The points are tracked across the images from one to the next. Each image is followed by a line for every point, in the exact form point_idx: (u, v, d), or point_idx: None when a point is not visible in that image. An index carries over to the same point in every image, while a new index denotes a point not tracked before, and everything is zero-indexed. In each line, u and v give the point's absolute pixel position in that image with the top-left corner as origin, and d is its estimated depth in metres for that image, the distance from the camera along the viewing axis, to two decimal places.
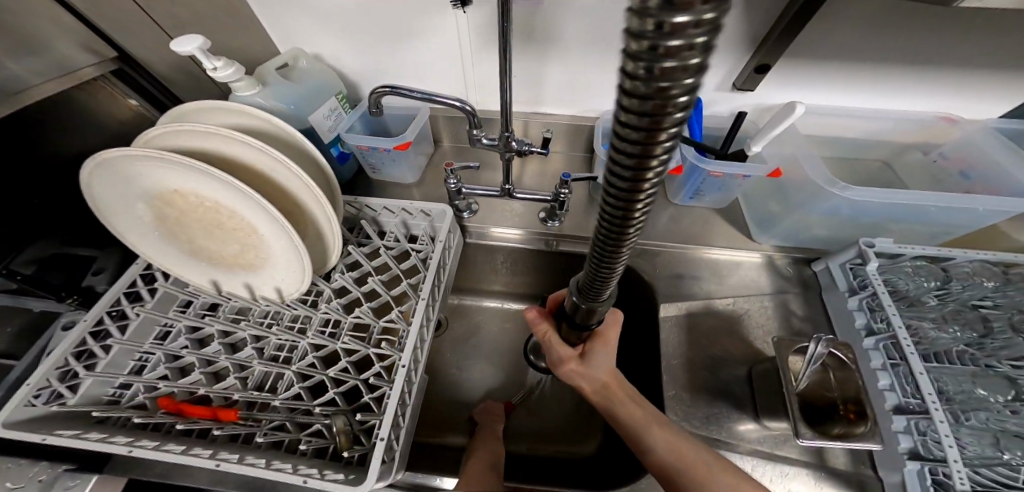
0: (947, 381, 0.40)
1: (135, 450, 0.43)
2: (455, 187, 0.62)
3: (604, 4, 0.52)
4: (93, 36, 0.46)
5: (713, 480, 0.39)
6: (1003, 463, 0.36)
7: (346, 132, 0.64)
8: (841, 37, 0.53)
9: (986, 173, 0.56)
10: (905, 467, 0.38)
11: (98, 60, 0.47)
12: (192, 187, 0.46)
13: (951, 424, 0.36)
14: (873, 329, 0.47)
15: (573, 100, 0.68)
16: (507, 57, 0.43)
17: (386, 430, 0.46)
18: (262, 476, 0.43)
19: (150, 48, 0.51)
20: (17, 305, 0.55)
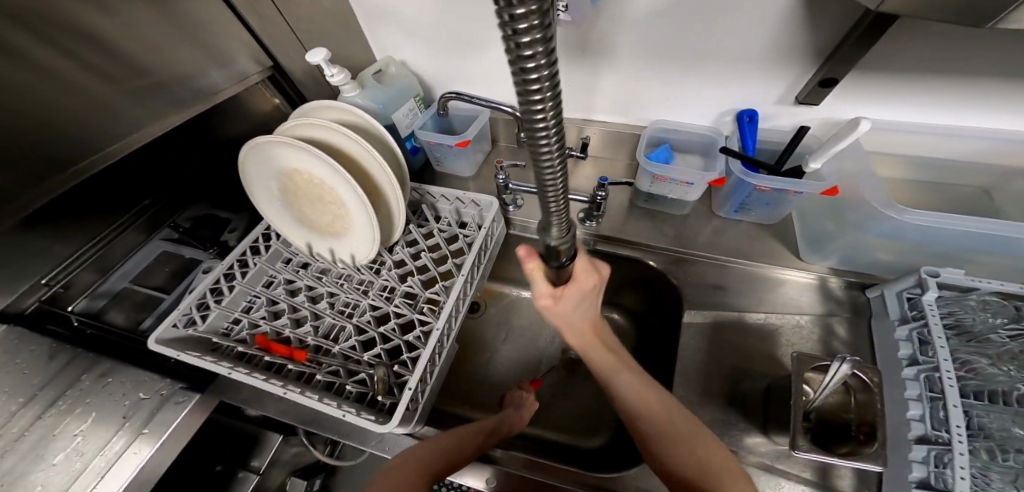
0: (992, 418, 0.37)
1: (234, 373, 0.57)
2: (503, 183, 0.68)
3: (658, 20, 0.54)
4: (259, 50, 0.62)
5: (674, 425, 0.44)
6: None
7: (418, 129, 0.76)
8: (922, 50, 0.48)
9: None
10: None
11: (260, 69, 0.64)
12: (305, 169, 0.60)
13: (975, 459, 0.35)
14: (917, 360, 0.44)
15: (623, 110, 0.70)
16: None
17: (414, 383, 0.55)
18: (314, 407, 0.54)
19: (291, 58, 0.67)
20: (176, 251, 0.74)
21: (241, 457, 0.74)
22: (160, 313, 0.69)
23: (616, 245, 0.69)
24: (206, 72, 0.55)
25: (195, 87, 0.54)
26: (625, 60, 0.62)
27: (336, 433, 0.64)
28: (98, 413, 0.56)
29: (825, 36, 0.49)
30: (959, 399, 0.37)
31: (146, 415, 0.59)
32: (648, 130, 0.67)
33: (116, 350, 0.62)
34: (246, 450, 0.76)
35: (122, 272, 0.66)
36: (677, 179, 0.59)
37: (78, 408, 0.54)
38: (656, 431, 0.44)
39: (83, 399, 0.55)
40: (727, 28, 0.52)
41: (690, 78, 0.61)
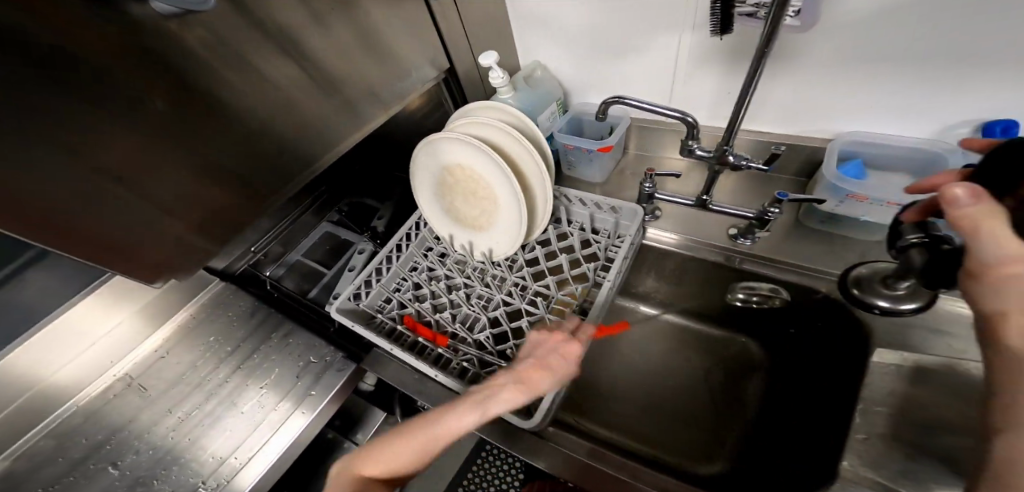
0: None
1: (395, 349, 0.62)
2: (649, 191, 0.66)
3: (874, 18, 0.48)
4: (439, 56, 0.69)
5: None
6: None
7: (557, 132, 0.78)
8: None
9: None
10: None
11: (436, 74, 0.70)
12: (469, 164, 0.66)
13: None
14: None
15: (793, 119, 0.64)
16: (754, 79, 0.46)
17: (558, 383, 0.54)
18: (462, 390, 0.57)
19: (461, 65, 0.74)
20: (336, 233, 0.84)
21: (348, 429, 0.80)
22: (323, 286, 0.77)
23: (782, 267, 0.60)
24: (409, 74, 0.64)
25: (400, 94, 0.63)
26: (814, 65, 0.56)
27: None
28: (279, 371, 0.63)
29: None
30: None
31: (312, 376, 0.64)
32: (832, 147, 0.60)
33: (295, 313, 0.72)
34: (352, 422, 0.81)
35: (299, 248, 0.79)
36: (882, 200, 0.52)
37: (265, 364, 0.64)
38: None
39: (273, 354, 0.65)
40: (976, 25, 0.44)
41: (904, 82, 0.53)
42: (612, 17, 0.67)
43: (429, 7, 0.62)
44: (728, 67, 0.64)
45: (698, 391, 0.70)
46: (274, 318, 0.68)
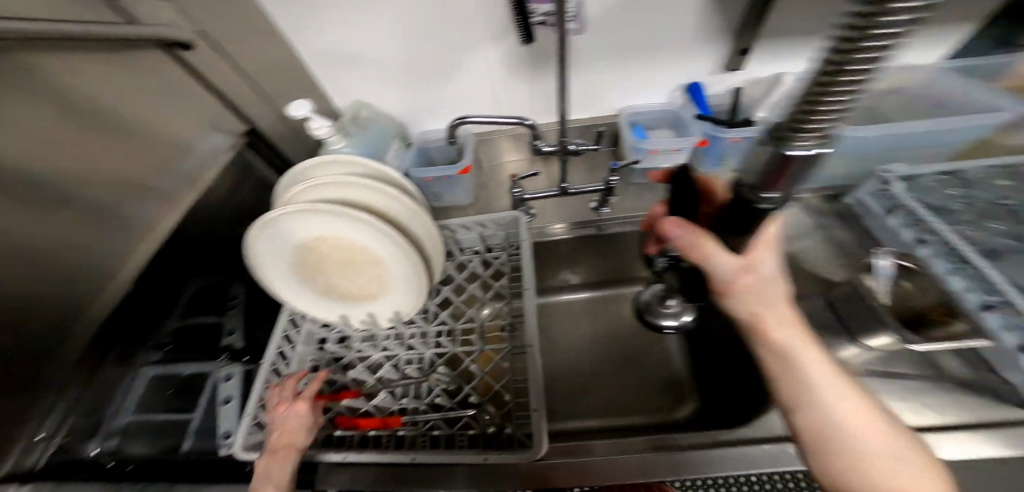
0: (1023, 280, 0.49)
1: (348, 456, 0.52)
2: (520, 195, 0.71)
3: (608, 22, 0.65)
4: (221, 112, 0.55)
5: (864, 447, 0.35)
6: None
7: (409, 168, 0.75)
8: (798, 18, 0.64)
9: (953, 102, 0.67)
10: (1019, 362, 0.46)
11: (226, 136, 0.57)
12: (331, 231, 0.56)
13: None
14: (924, 243, 0.57)
15: (592, 105, 0.80)
16: (564, 81, 0.52)
17: (537, 401, 0.52)
18: (449, 459, 0.50)
19: (260, 117, 0.61)
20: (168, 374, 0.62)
21: None
22: (194, 433, 0.56)
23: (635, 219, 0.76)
24: (193, 144, 0.51)
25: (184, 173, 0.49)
26: (585, 63, 0.71)
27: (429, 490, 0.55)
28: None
29: (735, 14, 0.64)
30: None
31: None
32: (625, 114, 0.78)
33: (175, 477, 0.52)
34: None
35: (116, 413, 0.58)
36: (669, 150, 0.71)
37: None
38: (847, 446, 0.35)
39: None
40: (662, 18, 0.65)
41: (639, 64, 0.72)
42: (415, 44, 0.67)
43: (183, 61, 0.48)
44: (535, 73, 0.73)
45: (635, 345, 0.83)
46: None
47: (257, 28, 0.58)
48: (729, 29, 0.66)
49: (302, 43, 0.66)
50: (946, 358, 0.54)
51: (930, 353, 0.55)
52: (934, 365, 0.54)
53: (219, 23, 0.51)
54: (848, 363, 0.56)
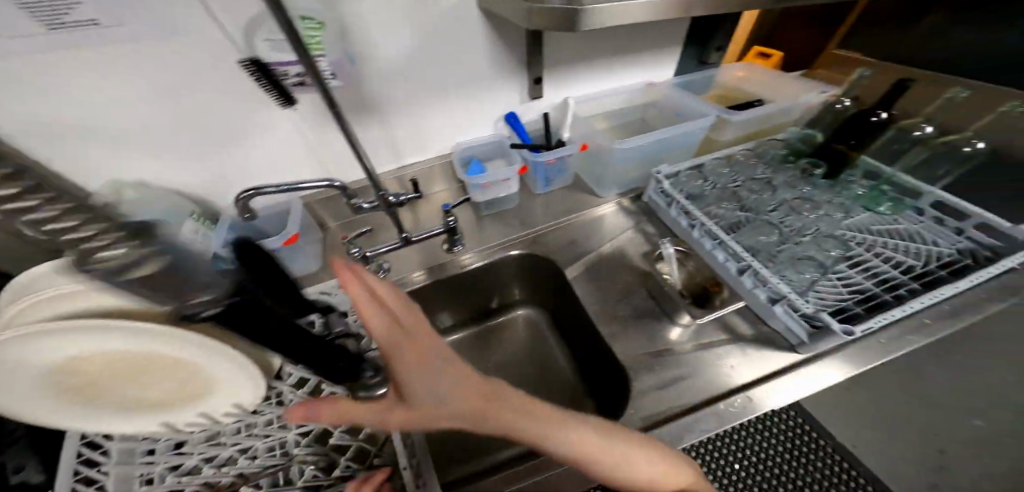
0: (754, 242, 0.65)
1: None
2: (359, 253, 0.70)
3: (408, 67, 0.65)
4: None
5: (602, 459, 0.38)
6: (792, 280, 0.59)
7: (223, 247, 0.64)
8: (565, 48, 0.77)
9: (686, 110, 0.85)
10: (772, 311, 0.58)
11: None
12: (99, 348, 0.42)
13: (768, 267, 0.60)
14: (695, 226, 0.70)
15: (423, 147, 0.81)
16: (350, 135, 0.46)
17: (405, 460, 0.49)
18: None
19: None
20: None
21: None
22: None
23: (493, 248, 0.81)
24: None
25: None
26: (395, 108, 0.71)
27: None
28: None
29: (517, 49, 0.73)
30: (757, 263, 0.60)
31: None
32: (457, 149, 0.83)
33: None
34: None
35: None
36: (498, 179, 0.79)
37: None
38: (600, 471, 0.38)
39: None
40: (455, 59, 0.69)
41: (448, 105, 0.76)
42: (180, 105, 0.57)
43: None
44: (351, 122, 0.69)
45: (518, 368, 0.85)
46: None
47: None
48: (517, 61, 0.75)
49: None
50: (734, 318, 0.64)
51: (726, 317, 0.65)
52: (729, 327, 0.64)
53: None
54: (678, 343, 0.63)
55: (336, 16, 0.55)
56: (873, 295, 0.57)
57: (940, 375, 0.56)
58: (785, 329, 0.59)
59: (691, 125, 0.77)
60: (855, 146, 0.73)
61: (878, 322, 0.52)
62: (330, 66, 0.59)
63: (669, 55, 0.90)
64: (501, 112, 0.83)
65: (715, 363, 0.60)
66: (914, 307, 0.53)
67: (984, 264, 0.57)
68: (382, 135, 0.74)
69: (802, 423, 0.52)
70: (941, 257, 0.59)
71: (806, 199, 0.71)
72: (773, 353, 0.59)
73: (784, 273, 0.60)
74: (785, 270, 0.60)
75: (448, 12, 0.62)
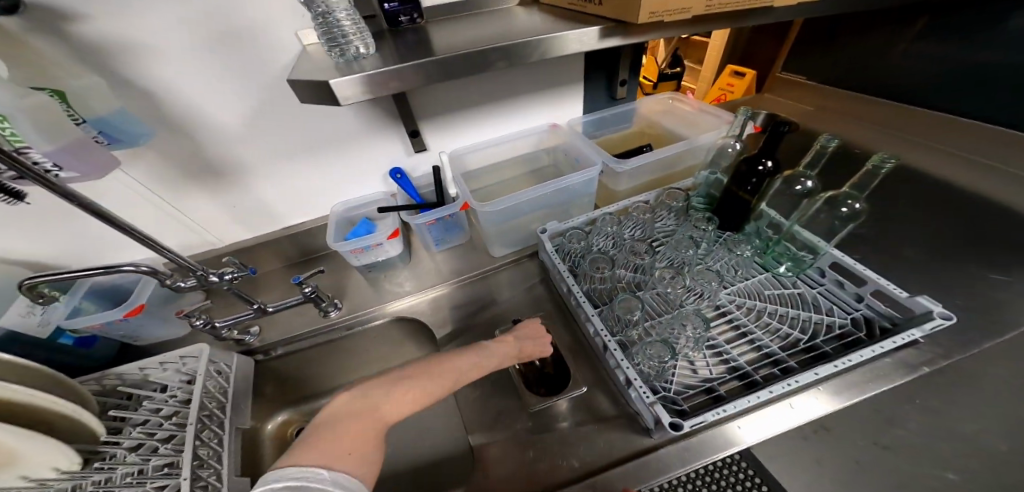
0: (619, 312, 0.57)
1: None
2: (206, 325, 0.65)
3: (253, 131, 0.62)
4: None
5: None
6: (651, 362, 0.51)
7: (64, 319, 0.61)
8: (443, 95, 0.69)
9: (579, 157, 0.76)
10: (630, 396, 0.50)
11: None
12: None
13: (622, 351, 0.52)
14: (568, 291, 0.62)
15: (305, 205, 0.77)
16: (105, 213, 0.42)
17: None
18: None
19: None
20: None
21: None
22: None
23: (370, 311, 0.76)
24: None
25: None
26: (257, 170, 0.68)
27: None
28: None
29: (386, 105, 0.67)
30: (612, 342, 0.52)
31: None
32: (335, 213, 0.77)
33: None
34: None
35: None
36: (370, 244, 0.72)
37: None
38: None
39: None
40: (310, 119, 0.64)
41: (318, 164, 0.72)
42: None
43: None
44: (209, 187, 0.66)
45: None
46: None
47: None
48: (389, 117, 0.69)
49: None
50: (596, 395, 0.56)
51: (584, 393, 0.57)
52: (600, 409, 0.55)
53: None
54: (544, 428, 0.54)
55: (38, 102, 0.42)
56: (744, 374, 0.49)
57: (919, 426, 0.46)
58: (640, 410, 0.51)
59: (576, 179, 0.70)
60: (752, 192, 0.61)
61: (718, 412, 0.44)
62: (48, 158, 0.44)
63: (573, 96, 0.80)
64: (385, 168, 0.78)
65: (575, 449, 0.51)
66: (772, 391, 0.44)
67: (874, 339, 0.48)
68: (249, 198, 0.71)
69: (752, 475, 0.45)
70: (831, 328, 0.51)
71: (701, 251, 0.62)
72: (627, 437, 0.50)
73: (641, 355, 0.52)
74: (643, 351, 0.52)
75: (275, 77, 0.58)
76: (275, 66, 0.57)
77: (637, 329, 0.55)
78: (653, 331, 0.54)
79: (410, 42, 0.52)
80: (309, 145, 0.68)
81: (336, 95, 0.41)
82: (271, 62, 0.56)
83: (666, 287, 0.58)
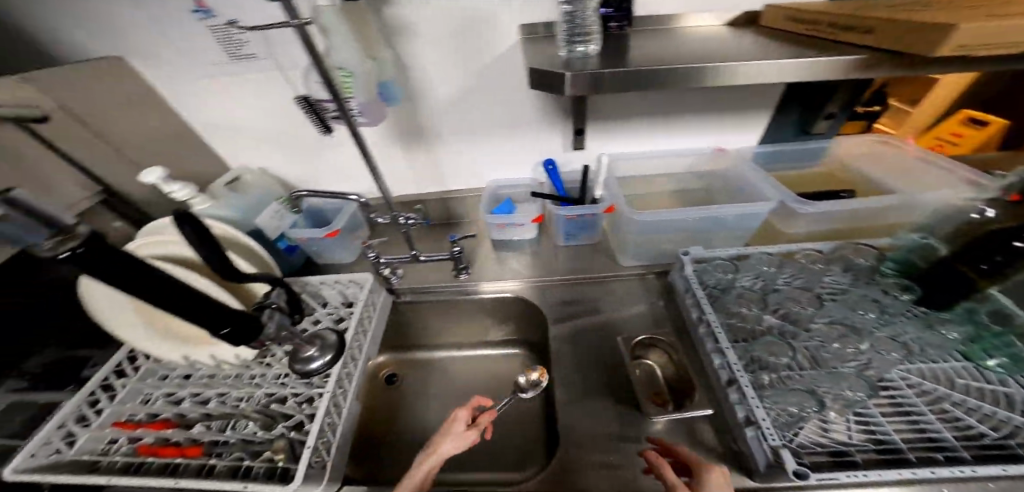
0: (760, 354, 0.52)
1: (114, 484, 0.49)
2: (375, 259, 0.80)
3: (452, 107, 0.74)
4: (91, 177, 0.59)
5: None
6: (793, 413, 0.46)
7: (288, 229, 0.79)
8: (617, 104, 0.72)
9: (749, 187, 0.72)
10: (747, 435, 0.47)
11: (89, 193, 0.58)
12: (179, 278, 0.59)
13: (757, 392, 0.48)
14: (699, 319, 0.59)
15: (465, 177, 0.88)
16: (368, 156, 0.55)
17: (313, 438, 0.53)
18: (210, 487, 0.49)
19: (133, 181, 0.64)
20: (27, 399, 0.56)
21: None
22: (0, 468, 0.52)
23: (495, 283, 0.83)
24: (50, 193, 0.53)
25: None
26: (442, 138, 0.80)
27: None
28: None
29: (561, 102, 0.73)
30: (746, 380, 0.49)
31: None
32: (488, 189, 0.87)
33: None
34: None
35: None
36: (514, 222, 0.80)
37: None
38: None
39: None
40: (501, 104, 0.74)
41: (486, 143, 0.81)
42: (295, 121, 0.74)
43: (32, 131, 0.51)
44: (406, 146, 0.81)
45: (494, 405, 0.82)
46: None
47: (143, 105, 0.65)
48: (561, 114, 0.75)
49: (184, 113, 0.70)
50: (703, 425, 0.53)
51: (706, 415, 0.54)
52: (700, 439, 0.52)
53: (93, 99, 0.58)
54: (633, 436, 0.54)
55: (369, 70, 0.51)
56: (892, 450, 0.43)
57: None
58: (749, 450, 0.47)
59: (743, 210, 0.65)
60: (985, 272, 0.47)
61: (856, 474, 0.40)
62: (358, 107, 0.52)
63: (753, 125, 0.75)
64: (538, 158, 0.84)
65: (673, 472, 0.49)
66: (936, 472, 0.39)
67: None
68: (428, 161, 0.84)
69: None
70: None
71: (875, 321, 0.54)
72: (729, 474, 0.47)
73: (773, 401, 0.47)
74: (779, 396, 0.47)
75: (486, 64, 0.68)
76: (490, 54, 0.67)
77: (773, 374, 0.50)
78: (796, 380, 0.49)
79: (615, 46, 0.56)
80: (489, 125, 0.78)
81: (565, 85, 0.47)
82: (491, 50, 0.66)
83: (823, 344, 0.53)
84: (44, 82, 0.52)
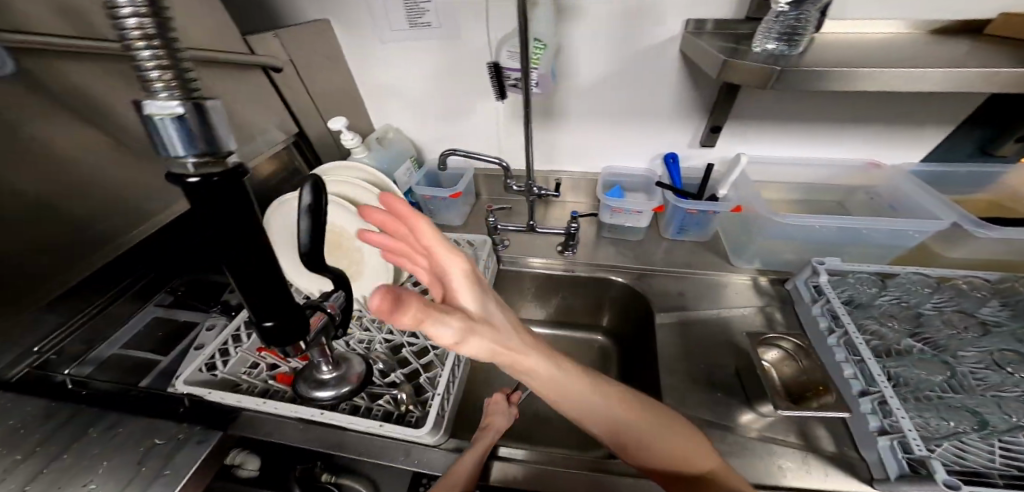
0: (909, 374, 0.51)
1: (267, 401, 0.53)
2: (492, 224, 0.84)
3: (595, 89, 0.76)
4: (287, 119, 0.67)
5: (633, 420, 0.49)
6: (948, 427, 0.46)
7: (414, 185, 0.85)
8: (767, 103, 0.71)
9: (906, 203, 0.70)
10: (879, 444, 0.48)
11: (285, 135, 0.66)
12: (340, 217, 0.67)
13: (904, 403, 0.48)
14: (834, 328, 0.59)
15: (581, 160, 0.91)
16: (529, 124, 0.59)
17: (440, 389, 0.54)
18: (347, 420, 0.51)
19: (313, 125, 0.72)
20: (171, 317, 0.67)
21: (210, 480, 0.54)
22: (158, 373, 0.61)
23: (601, 266, 0.84)
24: (266, 129, 0.62)
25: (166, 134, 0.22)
26: (573, 118, 0.82)
27: (359, 453, 0.53)
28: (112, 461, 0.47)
29: (705, 97, 0.73)
30: (893, 392, 0.49)
31: (159, 462, 0.47)
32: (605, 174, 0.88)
33: (116, 402, 0.54)
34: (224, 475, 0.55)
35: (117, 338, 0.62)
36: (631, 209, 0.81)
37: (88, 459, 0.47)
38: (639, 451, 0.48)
39: (89, 450, 0.47)
40: (647, 94, 0.75)
41: (613, 129, 0.83)
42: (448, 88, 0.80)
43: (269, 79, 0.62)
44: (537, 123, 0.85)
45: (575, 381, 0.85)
46: (87, 412, 0.51)
47: (330, 59, 0.72)
48: (700, 108, 0.75)
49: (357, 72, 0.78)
50: (826, 435, 0.53)
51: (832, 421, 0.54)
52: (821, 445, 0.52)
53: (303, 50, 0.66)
54: (746, 428, 0.55)
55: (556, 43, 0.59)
56: None
57: None
58: (879, 460, 0.48)
59: (900, 222, 0.64)
60: None
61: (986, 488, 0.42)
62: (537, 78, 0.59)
63: (913, 141, 0.72)
64: (661, 150, 0.85)
65: (797, 470, 0.49)
66: None
67: None
68: (553, 140, 0.88)
69: None
70: None
71: None
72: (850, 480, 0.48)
73: (917, 410, 0.48)
74: (927, 412, 0.47)
75: (644, 51, 0.69)
76: (653, 41, 0.68)
77: (918, 392, 0.50)
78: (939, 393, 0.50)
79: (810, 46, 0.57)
80: (626, 112, 0.79)
81: (774, 76, 0.48)
82: (655, 39, 0.68)
83: (976, 371, 0.52)
84: (286, 40, 0.63)
